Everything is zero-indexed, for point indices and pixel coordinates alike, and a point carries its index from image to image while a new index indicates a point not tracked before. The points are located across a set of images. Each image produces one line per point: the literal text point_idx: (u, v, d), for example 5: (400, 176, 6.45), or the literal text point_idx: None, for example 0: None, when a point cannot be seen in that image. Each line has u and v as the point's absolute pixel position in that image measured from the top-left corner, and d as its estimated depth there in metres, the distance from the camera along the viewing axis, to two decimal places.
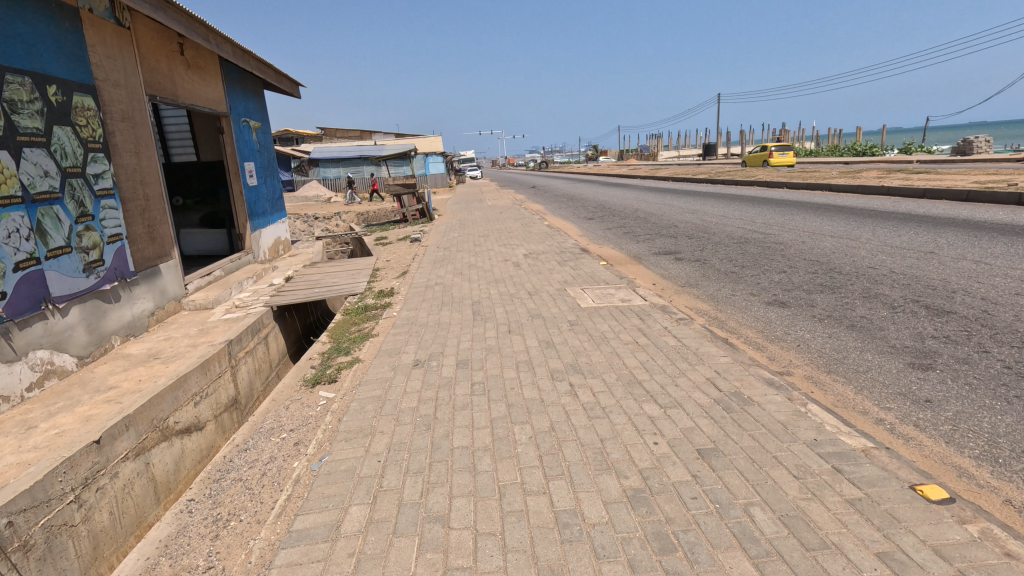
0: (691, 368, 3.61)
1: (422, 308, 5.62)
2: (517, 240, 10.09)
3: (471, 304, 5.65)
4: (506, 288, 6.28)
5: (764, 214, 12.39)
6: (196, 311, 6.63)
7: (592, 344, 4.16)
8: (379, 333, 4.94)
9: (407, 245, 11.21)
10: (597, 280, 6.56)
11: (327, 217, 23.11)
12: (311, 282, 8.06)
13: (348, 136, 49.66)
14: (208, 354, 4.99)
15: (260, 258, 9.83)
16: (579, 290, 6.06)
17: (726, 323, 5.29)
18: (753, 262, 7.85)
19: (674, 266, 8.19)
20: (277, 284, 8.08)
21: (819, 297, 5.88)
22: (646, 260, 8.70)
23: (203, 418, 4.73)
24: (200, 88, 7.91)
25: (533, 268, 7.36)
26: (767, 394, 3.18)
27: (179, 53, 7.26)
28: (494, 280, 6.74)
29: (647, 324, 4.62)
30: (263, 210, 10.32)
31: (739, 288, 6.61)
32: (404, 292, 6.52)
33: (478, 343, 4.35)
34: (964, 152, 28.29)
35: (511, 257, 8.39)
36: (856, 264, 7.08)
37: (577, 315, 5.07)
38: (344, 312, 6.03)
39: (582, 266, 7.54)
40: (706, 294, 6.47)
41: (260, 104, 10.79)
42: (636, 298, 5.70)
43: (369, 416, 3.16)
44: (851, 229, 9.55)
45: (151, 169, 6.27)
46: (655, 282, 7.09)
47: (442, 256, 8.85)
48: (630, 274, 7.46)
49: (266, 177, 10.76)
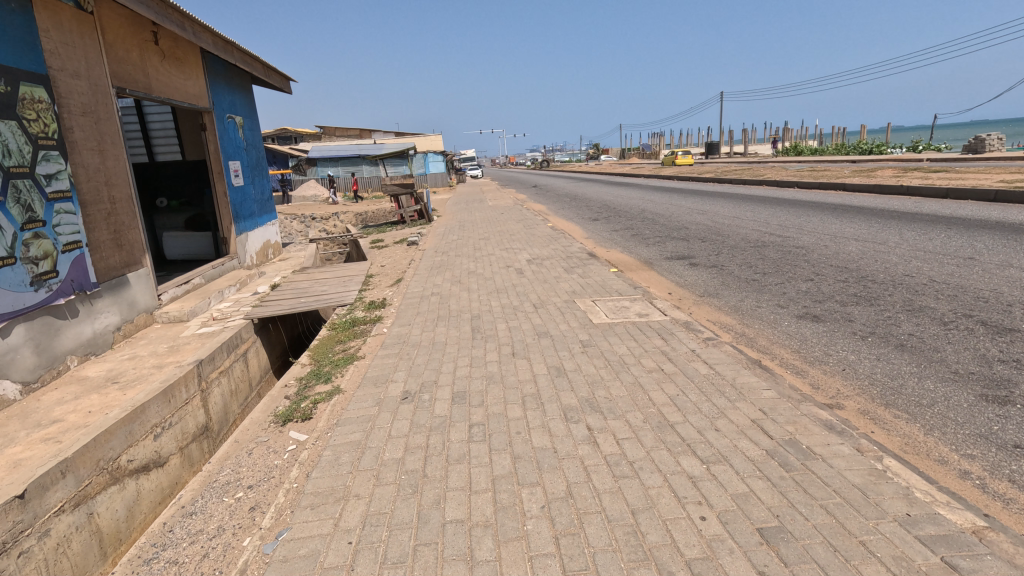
0: (731, 406, 3.03)
1: (416, 324, 5.04)
2: (520, 244, 9.50)
3: (470, 319, 5.07)
4: (509, 299, 5.70)
5: (779, 215, 11.77)
6: (169, 324, 6.07)
7: (609, 372, 3.59)
8: (365, 354, 4.35)
9: (404, 248, 10.63)
10: (608, 290, 5.98)
11: (324, 218, 22.52)
12: (298, 290, 7.49)
13: (348, 135, 49.05)
14: (173, 379, 4.42)
15: (246, 263, 9.27)
16: (591, 302, 5.47)
17: (755, 342, 4.71)
18: (775, 268, 7.27)
19: (689, 272, 7.61)
20: (262, 293, 7.51)
21: (855, 310, 5.29)
22: (659, 266, 8.10)
23: (165, 452, 4.18)
24: (178, 81, 7.34)
25: (539, 277, 6.78)
26: (831, 444, 2.59)
27: (153, 43, 6.69)
28: (496, 290, 6.16)
29: (671, 346, 4.04)
30: (251, 212, 9.76)
31: (764, 299, 6.03)
32: (396, 304, 5.94)
33: (477, 369, 3.78)
34: (975, 150, 27.57)
35: (514, 263, 7.80)
36: (889, 272, 6.49)
37: (589, 334, 4.49)
38: (329, 328, 5.45)
39: (591, 273, 6.96)
40: (729, 306, 5.89)
41: (248, 100, 10.22)
42: (654, 312, 5.11)
43: (344, 471, 2.59)
44: (877, 232, 8.95)
45: (119, 169, 5.70)
46: (670, 291, 6.51)
47: (439, 262, 8.26)
48: (643, 282, 6.89)
49: (254, 177, 10.19)
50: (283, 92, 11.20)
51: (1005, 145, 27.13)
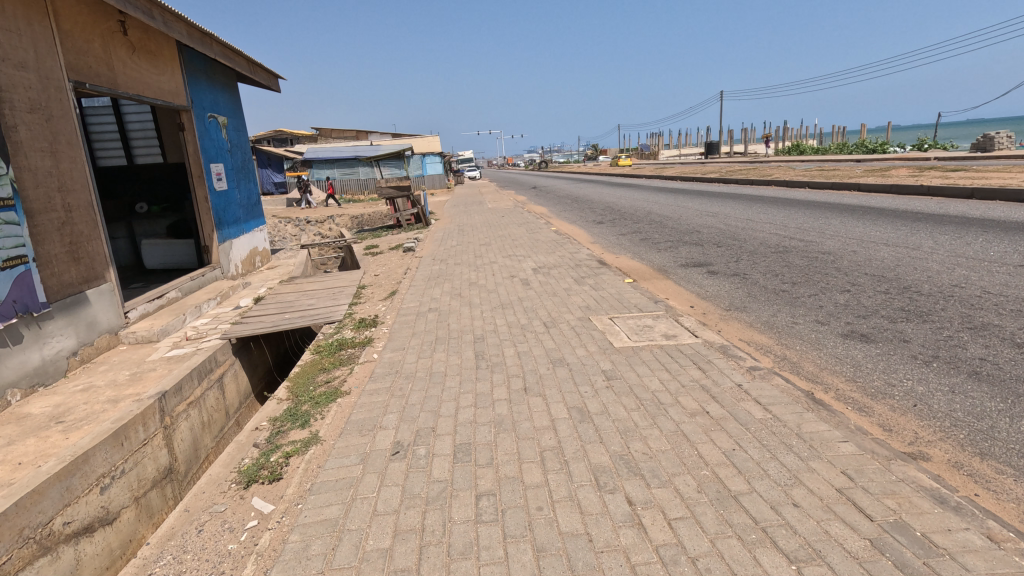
0: (805, 467, 2.41)
1: (411, 348, 4.41)
2: (524, 250, 8.88)
3: (472, 343, 4.44)
4: (516, 317, 5.09)
5: (795, 217, 11.20)
6: (136, 346, 5.43)
7: (642, 416, 2.97)
8: (351, 388, 3.72)
9: (400, 255, 10.02)
10: (626, 304, 5.36)
11: (319, 221, 21.93)
12: (283, 304, 6.86)
13: (344, 137, 48.41)
14: (128, 418, 3.78)
15: (230, 273, 8.63)
16: (609, 320, 4.85)
17: (801, 369, 4.09)
18: (805, 278, 6.66)
19: (709, 281, 7.03)
20: (244, 307, 6.88)
21: (909, 328, 4.68)
22: (675, 275, 7.52)
23: (115, 507, 3.55)
24: (149, 76, 6.71)
25: (547, 289, 6.15)
26: (954, 530, 1.98)
27: (121, 33, 6.07)
28: (500, 305, 5.54)
29: (713, 378, 3.42)
30: (235, 218, 9.13)
31: (800, 314, 5.42)
32: (389, 322, 5.32)
33: (484, 411, 3.15)
34: (984, 147, 26.98)
35: (518, 272, 7.18)
36: (934, 281, 5.88)
37: (611, 360, 3.89)
38: (314, 352, 4.83)
39: (604, 284, 6.34)
40: (760, 322, 5.28)
41: (232, 98, 9.59)
42: (682, 332, 4.50)
43: (314, 570, 1.98)
44: (906, 235, 8.36)
45: (76, 172, 5.08)
46: (693, 304, 5.91)
47: (437, 272, 7.63)
48: (662, 293, 6.31)
49: (239, 181, 9.55)
50: (270, 90, 10.58)
51: (1016, 143, 26.60)
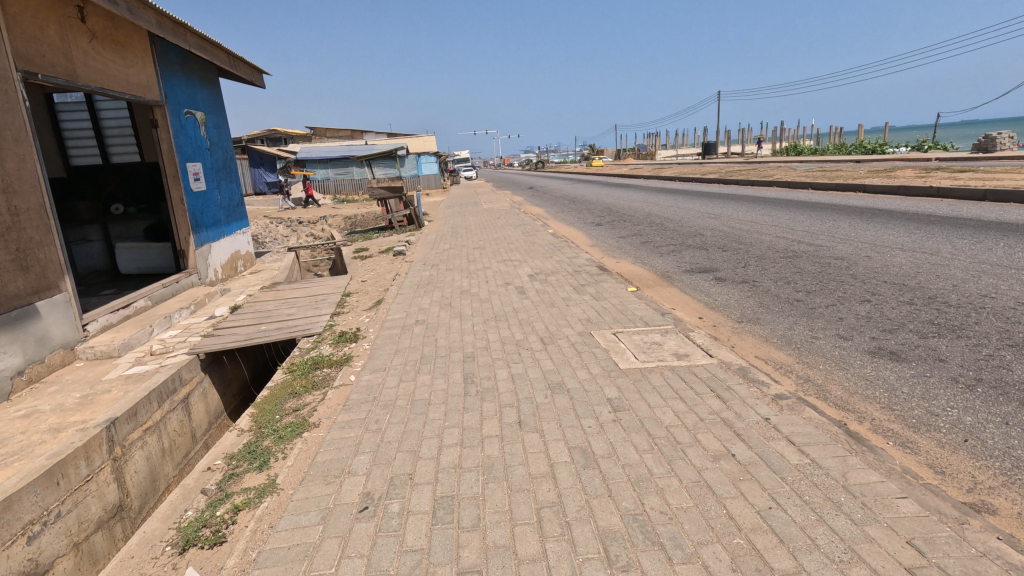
0: (862, 536, 1.97)
1: (392, 369, 3.95)
2: (519, 255, 8.46)
3: (461, 363, 3.99)
4: (510, 331, 4.65)
5: (802, 219, 10.79)
6: (94, 362, 4.96)
7: (657, 461, 2.52)
8: (321, 419, 3.26)
9: (390, 259, 9.56)
10: (631, 317, 4.92)
11: (311, 223, 21.43)
12: (261, 313, 6.38)
13: (339, 137, 47.85)
14: (67, 452, 3.31)
15: (208, 279, 8.15)
16: (612, 335, 4.41)
17: (830, 395, 3.65)
18: (820, 286, 6.23)
19: (717, 289, 6.62)
20: (219, 317, 6.40)
21: (943, 345, 4.24)
22: (680, 281, 7.11)
23: (47, 558, 3.08)
24: (116, 68, 6.22)
25: (544, 298, 5.71)
26: None
27: (80, 20, 5.59)
28: (493, 317, 5.10)
29: (735, 410, 2.98)
30: (215, 220, 8.64)
31: (818, 327, 4.99)
32: (371, 337, 4.85)
33: (471, 452, 2.70)
34: (985, 147, 26.71)
35: (513, 279, 6.73)
36: (961, 291, 5.46)
37: (617, 385, 3.45)
38: (287, 371, 4.36)
39: (605, 293, 5.90)
40: (776, 336, 4.84)
41: (212, 93, 9.10)
42: (694, 350, 4.07)
43: None
44: (922, 240, 7.95)
45: (25, 171, 4.60)
46: (702, 316, 5.47)
47: (427, 278, 7.18)
48: (667, 303, 5.88)
49: (220, 181, 9.06)
50: (253, 85, 10.09)
51: (1018, 143, 26.34)
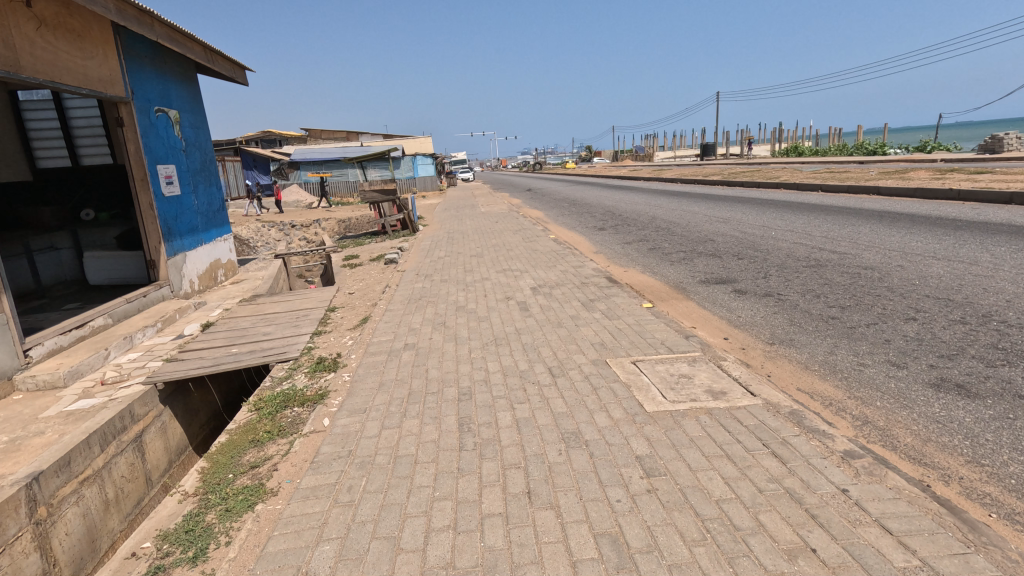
0: None
1: (374, 411, 3.32)
2: (521, 264, 7.84)
3: (455, 403, 3.36)
4: (512, 360, 4.02)
5: (819, 224, 10.22)
6: (34, 395, 4.32)
7: (715, 561, 1.91)
8: (281, 484, 2.62)
9: (380, 268, 8.92)
10: (651, 341, 4.30)
11: (303, 226, 20.83)
12: (234, 332, 5.74)
13: (335, 138, 47.13)
14: None
15: (182, 291, 7.49)
16: (632, 365, 3.79)
17: (899, 444, 3.03)
18: (855, 301, 5.64)
19: (738, 303, 6.05)
20: (187, 336, 5.75)
21: (1019, 377, 3.63)
22: (696, 294, 6.53)
23: None
24: (71, 59, 5.58)
25: (549, 317, 5.08)
26: None
27: (24, 5, 4.95)
28: (492, 341, 4.47)
29: (801, 477, 2.36)
30: (191, 226, 7.98)
31: (863, 352, 4.39)
32: (352, 366, 4.22)
33: (466, 544, 2.07)
34: (993, 148, 26.05)
35: (514, 293, 6.11)
36: (1019, 308, 4.87)
37: (646, 436, 2.82)
38: (252, 409, 3.71)
39: (618, 310, 5.27)
40: (818, 364, 4.24)
41: (189, 90, 8.47)
42: (731, 385, 3.45)
43: None
44: (955, 247, 7.35)
45: None
46: (728, 337, 4.87)
47: (420, 291, 6.55)
48: (687, 321, 5.30)
49: (197, 184, 8.41)
50: (235, 82, 9.46)
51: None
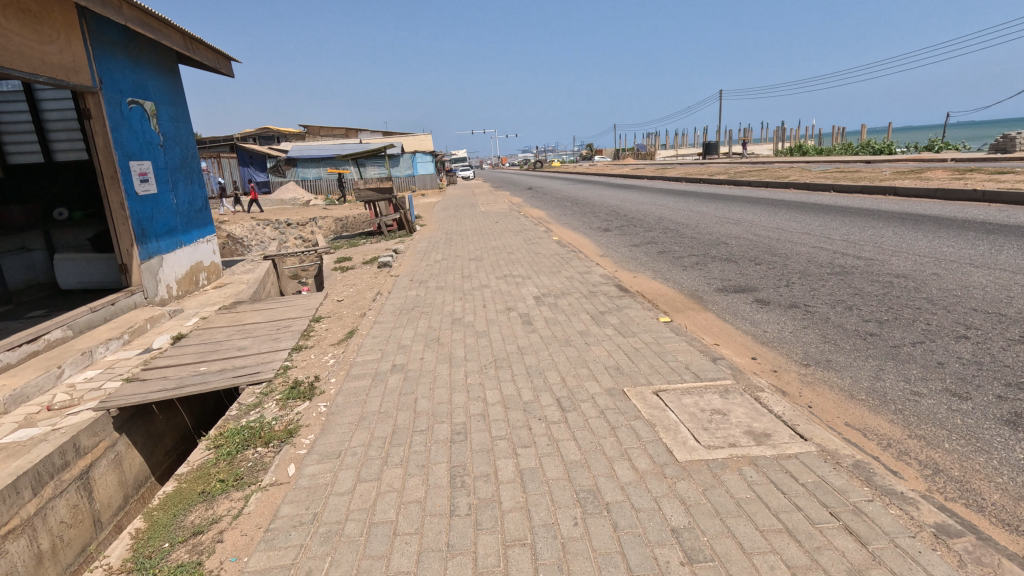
0: None
1: (350, 455, 2.78)
2: (523, 269, 7.30)
3: (446, 447, 2.81)
4: (514, 388, 3.47)
5: (838, 227, 9.68)
6: None
7: None
8: (221, 566, 2.08)
9: (373, 273, 8.39)
10: (673, 364, 3.76)
11: (299, 224, 20.36)
12: (207, 346, 5.20)
13: (334, 135, 46.60)
14: None
15: (158, 297, 6.94)
16: (654, 398, 3.24)
17: (986, 503, 2.49)
18: (893, 314, 5.10)
19: (762, 316, 5.51)
20: (156, 350, 5.20)
21: None
22: (714, 304, 6.00)
23: None
24: (26, 43, 5.04)
25: (556, 333, 4.54)
26: None
27: None
28: (491, 364, 3.92)
29: (892, 570, 1.82)
30: (169, 227, 7.43)
31: (915, 377, 3.84)
32: (332, 392, 3.68)
33: None
34: (1004, 148, 25.50)
35: (516, 303, 5.57)
36: None
37: (682, 499, 2.27)
38: (209, 448, 3.16)
39: (632, 324, 4.72)
40: (866, 392, 3.69)
41: (167, 81, 7.92)
42: (776, 424, 2.90)
43: None
44: (993, 253, 6.80)
45: None
46: (757, 358, 4.32)
47: (413, 299, 6.02)
48: (708, 337, 4.76)
49: (177, 182, 7.86)
50: (219, 73, 8.91)
51: None
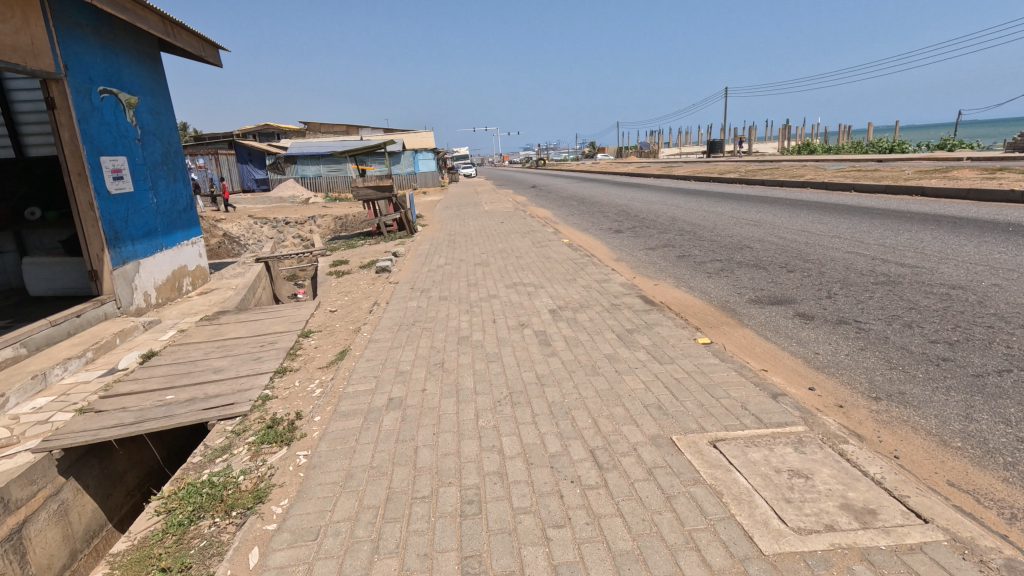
0: None
1: (330, 537, 2.15)
2: (534, 276, 6.67)
3: (455, 525, 2.18)
4: (536, 434, 2.84)
5: (870, 230, 9.01)
6: None
7: None
8: None
9: (371, 278, 7.76)
10: (726, 402, 3.12)
11: (298, 222, 19.77)
12: (180, 368, 4.56)
13: (335, 133, 45.95)
14: None
15: (134, 306, 6.32)
16: (712, 452, 2.61)
17: None
18: (963, 334, 4.44)
19: (808, 334, 4.86)
20: (121, 372, 4.57)
21: None
22: (750, 319, 5.36)
23: None
24: None
25: (579, 358, 3.90)
26: None
27: None
28: (506, 399, 3.29)
29: None
30: (147, 228, 6.80)
31: (1017, 418, 3.18)
32: (315, 435, 3.04)
33: None
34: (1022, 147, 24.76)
35: (530, 318, 4.94)
36: None
37: None
38: (160, 514, 2.53)
39: (666, 346, 4.09)
40: (962, 438, 3.04)
41: (147, 70, 7.29)
42: (877, 493, 2.26)
43: None
44: None
45: None
46: (817, 390, 3.68)
47: (413, 312, 5.40)
48: (754, 362, 4.11)
49: (157, 180, 7.22)
50: (205, 62, 8.30)
51: None
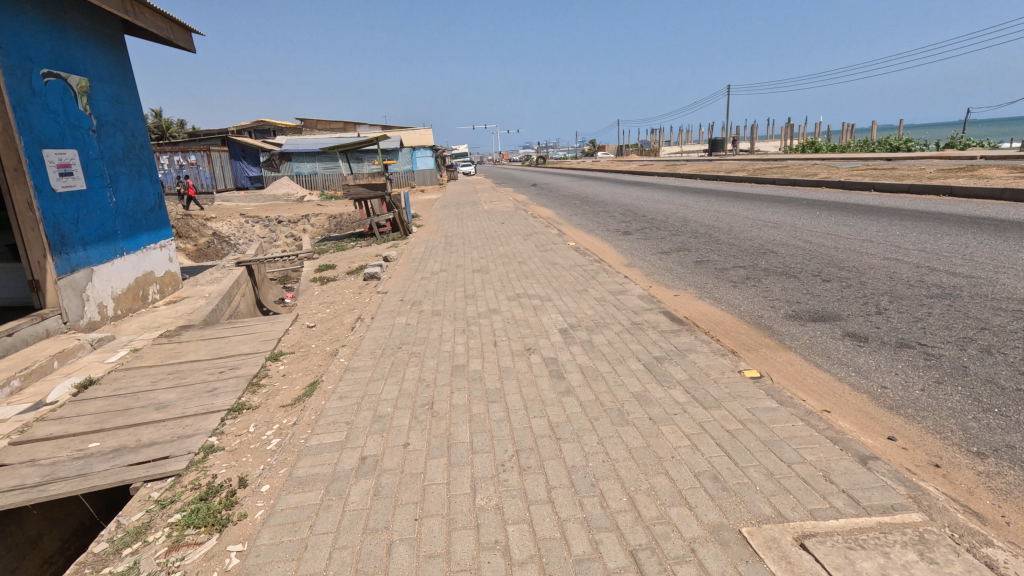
0: None
1: None
2: (541, 287, 5.91)
3: None
4: (552, 524, 2.08)
5: (905, 233, 8.24)
6: None
7: None
8: None
9: (357, 287, 7.00)
10: (803, 470, 2.36)
11: (290, 221, 19.00)
12: (118, 402, 3.79)
13: (331, 129, 45.12)
14: None
15: (85, 320, 5.56)
16: (804, 560, 1.86)
17: None
18: None
19: (867, 360, 4.09)
20: (49, 407, 3.80)
21: None
22: (792, 339, 4.59)
23: None
24: None
25: (601, 398, 3.14)
26: None
27: None
28: (511, 460, 2.53)
29: None
30: (103, 231, 6.01)
31: None
32: (256, 517, 2.28)
33: None
34: None
35: (537, 340, 4.18)
36: None
37: None
38: None
39: (707, 382, 3.33)
40: None
41: (106, 53, 6.51)
42: None
43: None
44: None
45: None
46: (904, 444, 2.91)
47: (402, 330, 4.65)
48: (814, 402, 3.35)
49: (116, 176, 6.44)
50: (175, 45, 7.52)
51: None
